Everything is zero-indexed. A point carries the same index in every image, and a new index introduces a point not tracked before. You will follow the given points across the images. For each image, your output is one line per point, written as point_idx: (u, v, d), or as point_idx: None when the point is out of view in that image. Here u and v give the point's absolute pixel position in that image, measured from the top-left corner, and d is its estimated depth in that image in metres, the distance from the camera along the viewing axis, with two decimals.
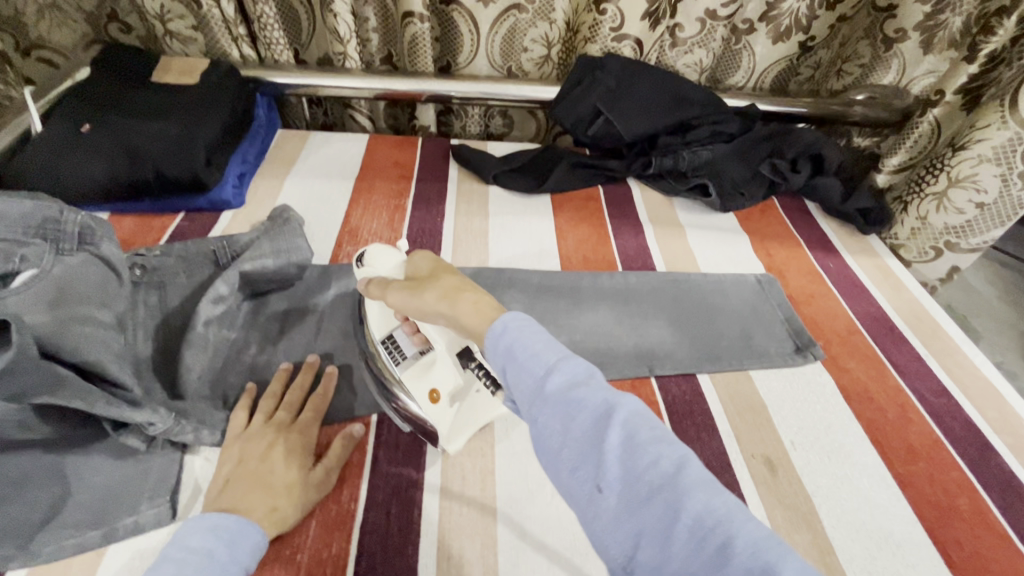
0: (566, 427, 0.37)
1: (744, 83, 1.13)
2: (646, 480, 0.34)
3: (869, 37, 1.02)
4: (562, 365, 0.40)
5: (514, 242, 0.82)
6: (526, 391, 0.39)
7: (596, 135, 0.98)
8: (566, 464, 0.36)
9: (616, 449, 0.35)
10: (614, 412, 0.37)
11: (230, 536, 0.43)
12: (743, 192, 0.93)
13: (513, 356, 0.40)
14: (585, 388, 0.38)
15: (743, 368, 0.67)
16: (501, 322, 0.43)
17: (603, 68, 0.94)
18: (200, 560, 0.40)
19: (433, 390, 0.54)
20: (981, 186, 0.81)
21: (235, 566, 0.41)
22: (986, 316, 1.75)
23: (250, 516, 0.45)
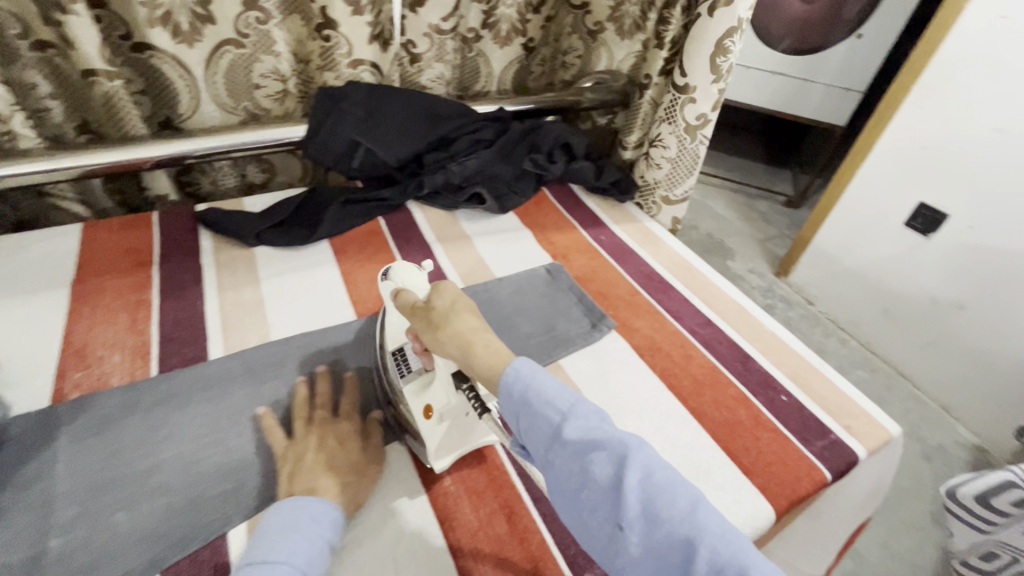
0: (586, 470, 0.42)
1: (489, 88, 1.20)
2: (666, 519, 0.39)
3: (577, 32, 1.18)
4: (580, 407, 0.45)
5: (298, 303, 0.74)
6: (543, 439, 0.44)
7: (361, 167, 0.94)
8: (593, 505, 0.42)
9: (637, 489, 0.40)
10: (628, 450, 0.42)
11: (311, 516, 0.49)
12: (515, 190, 0.98)
13: (533, 406, 0.45)
14: (599, 426, 0.43)
15: (553, 360, 0.70)
16: (516, 364, 0.47)
17: (346, 99, 0.91)
18: (292, 543, 0.46)
19: (428, 407, 0.57)
20: (665, 143, 0.94)
21: (322, 538, 0.48)
22: (734, 235, 2.17)
23: (320, 499, 0.51)
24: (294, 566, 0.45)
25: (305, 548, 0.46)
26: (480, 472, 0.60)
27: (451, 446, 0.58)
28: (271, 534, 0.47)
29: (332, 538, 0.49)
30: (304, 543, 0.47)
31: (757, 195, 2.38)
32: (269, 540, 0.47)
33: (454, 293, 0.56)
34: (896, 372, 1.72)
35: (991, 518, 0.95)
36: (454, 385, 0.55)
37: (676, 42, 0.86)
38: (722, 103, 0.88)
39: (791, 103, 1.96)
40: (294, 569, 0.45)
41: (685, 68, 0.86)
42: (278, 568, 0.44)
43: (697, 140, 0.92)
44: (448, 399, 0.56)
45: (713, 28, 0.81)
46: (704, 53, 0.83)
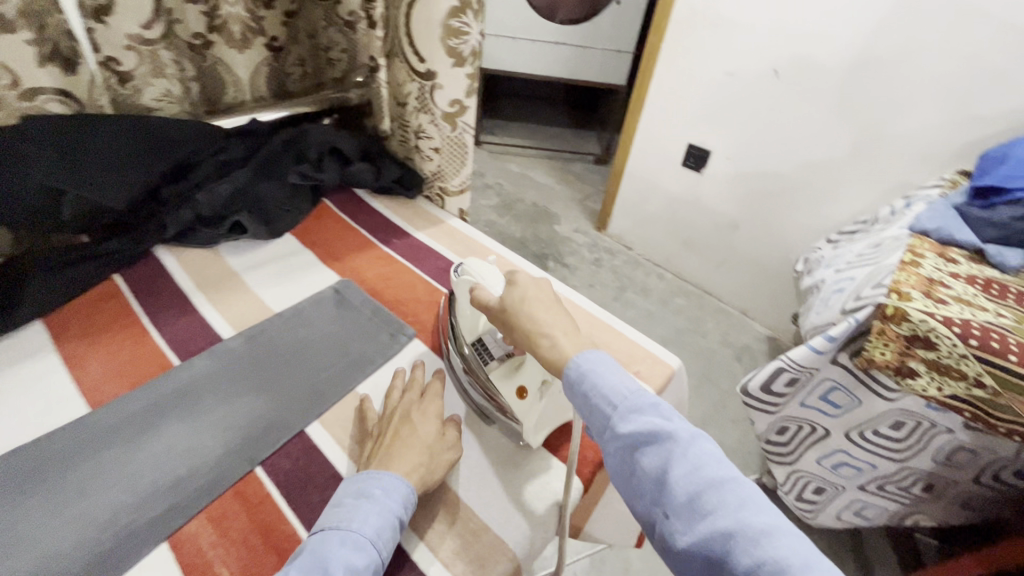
0: (637, 458, 0.46)
1: (242, 96, 1.07)
2: (712, 511, 0.41)
3: (332, 24, 1.07)
4: (634, 400, 0.48)
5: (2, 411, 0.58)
6: (602, 428, 0.49)
7: (77, 218, 0.75)
8: (641, 494, 0.45)
9: (683, 480, 0.43)
10: (678, 445, 0.44)
11: (384, 487, 0.49)
12: (289, 209, 0.88)
13: (591, 396, 0.49)
14: (653, 419, 0.46)
15: (349, 389, 0.64)
16: (581, 357, 0.52)
17: (27, 138, 0.72)
18: (360, 516, 0.46)
19: (522, 387, 0.61)
20: (429, 134, 0.92)
21: (394, 513, 0.48)
22: (556, 200, 2.29)
23: (395, 472, 0.51)
24: (364, 540, 0.45)
25: (373, 523, 0.46)
26: (242, 511, 0.52)
27: (546, 423, 0.61)
28: (345, 505, 0.48)
29: (403, 513, 0.49)
30: (375, 516, 0.46)
31: (569, 158, 2.53)
32: (341, 512, 0.47)
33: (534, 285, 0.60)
34: (705, 292, 1.98)
35: (774, 401, 1.15)
36: None
37: (404, 28, 0.84)
38: (471, 86, 0.88)
39: (574, 69, 2.09)
40: (363, 546, 0.44)
41: (421, 55, 0.84)
42: (348, 540, 0.44)
43: (458, 126, 0.91)
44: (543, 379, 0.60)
45: (432, 11, 0.79)
46: (435, 35, 0.81)
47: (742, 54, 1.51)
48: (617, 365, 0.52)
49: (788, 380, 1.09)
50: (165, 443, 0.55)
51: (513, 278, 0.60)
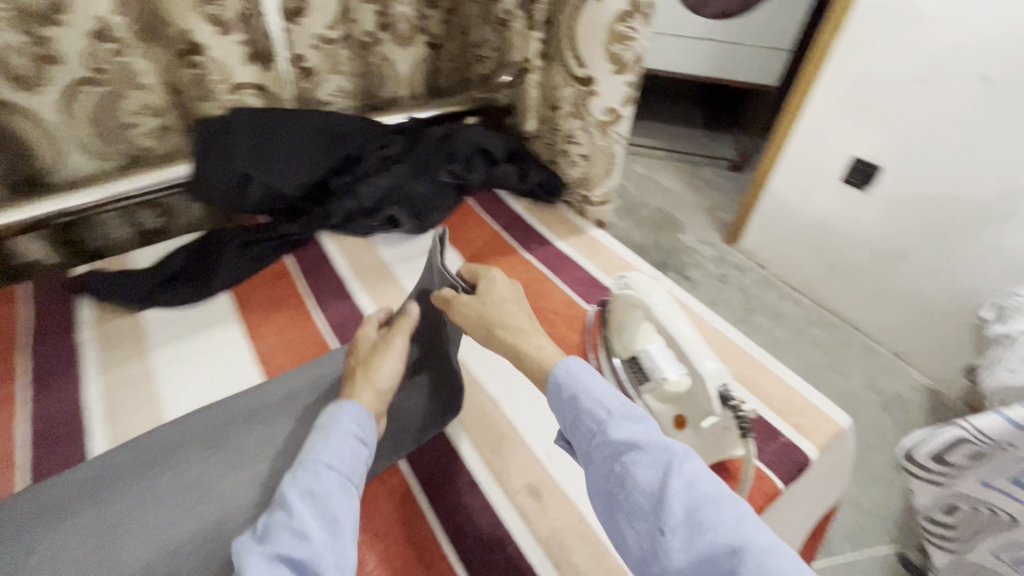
0: (625, 471, 0.43)
1: (399, 92, 1.11)
2: (712, 529, 0.38)
3: (486, 22, 1.09)
4: (629, 409, 0.46)
5: (195, 372, 0.66)
6: (589, 437, 0.46)
7: (260, 204, 0.84)
8: (632, 511, 0.42)
9: (680, 493, 0.40)
10: (672, 456, 0.42)
11: (338, 416, 0.51)
12: (436, 207, 0.90)
13: (579, 400, 0.47)
14: (645, 430, 0.45)
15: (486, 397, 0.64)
16: (571, 361, 0.51)
17: (232, 128, 0.82)
18: (321, 446, 0.49)
19: (681, 416, 0.55)
20: (579, 141, 0.90)
21: (353, 435, 0.50)
22: (682, 207, 2.16)
23: (349, 406, 0.52)
24: (333, 469, 0.47)
25: (337, 448, 0.49)
26: (390, 499, 0.55)
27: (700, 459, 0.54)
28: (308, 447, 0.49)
29: (363, 431, 0.51)
30: (334, 442, 0.49)
31: (701, 163, 2.36)
32: (305, 448, 0.49)
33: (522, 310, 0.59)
34: (850, 326, 1.74)
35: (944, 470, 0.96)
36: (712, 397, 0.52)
37: (566, 34, 0.83)
38: (630, 94, 0.82)
39: (722, 68, 1.92)
40: (336, 471, 0.47)
41: (582, 60, 0.82)
42: (320, 472, 0.47)
43: (609, 135, 0.86)
44: (701, 412, 0.53)
45: (601, 15, 0.76)
46: (601, 40, 0.78)
47: (941, 55, 1.28)
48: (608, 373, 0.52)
49: (971, 453, 0.91)
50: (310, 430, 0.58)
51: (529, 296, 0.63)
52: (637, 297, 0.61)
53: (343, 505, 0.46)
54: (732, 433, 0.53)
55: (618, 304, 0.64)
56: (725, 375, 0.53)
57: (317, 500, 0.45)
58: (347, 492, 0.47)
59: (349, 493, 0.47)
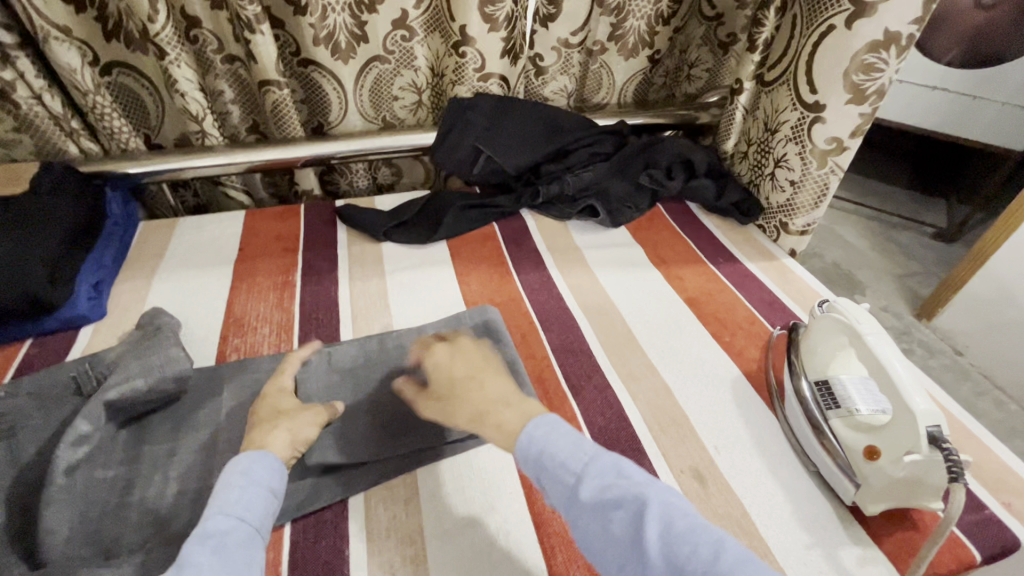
0: (605, 526, 0.41)
1: (609, 99, 1.19)
2: (693, 573, 0.37)
3: (707, 44, 1.14)
4: (595, 465, 0.43)
5: (416, 298, 0.80)
6: (563, 496, 0.43)
7: (481, 175, 0.98)
8: (622, 568, 0.40)
9: (657, 544, 0.39)
10: (644, 504, 0.41)
11: (245, 467, 0.48)
12: (630, 205, 0.97)
13: (543, 464, 0.44)
14: (616, 482, 0.43)
15: (661, 381, 0.67)
16: (528, 427, 0.46)
17: (474, 109, 0.96)
18: (227, 492, 0.46)
19: (874, 447, 0.54)
20: (790, 165, 0.88)
21: (263, 485, 0.47)
22: (865, 267, 1.94)
23: (252, 455, 0.49)
24: (233, 513, 0.44)
25: (246, 496, 0.46)
26: None
27: (891, 496, 0.52)
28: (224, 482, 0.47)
29: (275, 486, 0.48)
30: (243, 490, 0.46)
31: (897, 225, 2.11)
32: (208, 500, 0.46)
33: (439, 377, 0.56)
34: None
35: None
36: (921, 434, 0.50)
37: (803, 59, 0.81)
38: (859, 126, 0.81)
39: (955, 123, 1.70)
40: (244, 514, 0.44)
41: (814, 85, 0.80)
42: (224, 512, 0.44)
43: (826, 165, 0.85)
44: (902, 447, 0.51)
45: (850, 42, 0.75)
46: (842, 69, 0.77)
47: None
48: (563, 423, 0.47)
49: None
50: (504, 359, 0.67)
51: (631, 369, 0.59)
52: (841, 324, 0.60)
53: (244, 555, 0.42)
54: (936, 476, 0.50)
55: (816, 326, 0.64)
56: (937, 417, 0.50)
57: (232, 541, 0.42)
58: (252, 541, 0.44)
59: (258, 546, 0.44)
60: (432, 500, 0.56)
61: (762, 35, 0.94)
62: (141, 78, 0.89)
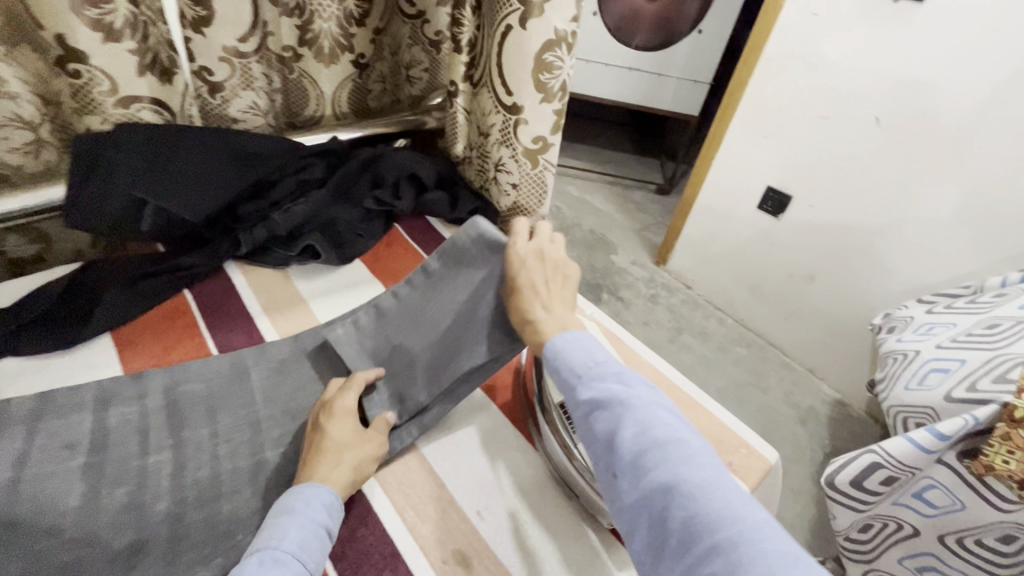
0: (591, 423, 0.47)
1: (322, 112, 1.04)
2: (654, 468, 0.42)
3: (416, 44, 1.06)
4: (598, 369, 0.49)
5: (43, 435, 0.54)
6: (570, 394, 0.50)
7: (153, 230, 0.75)
8: (597, 457, 0.46)
9: (630, 440, 0.44)
10: (627, 407, 0.45)
11: (304, 500, 0.48)
12: (360, 234, 0.85)
13: (558, 366, 0.51)
14: (611, 386, 0.47)
15: (412, 447, 0.59)
16: (555, 338, 0.53)
17: (115, 146, 0.71)
18: (283, 527, 0.46)
19: None
20: (508, 169, 0.87)
21: (316, 525, 0.47)
22: (614, 228, 2.20)
23: (318, 486, 0.49)
24: (281, 558, 0.43)
25: (301, 534, 0.46)
26: None
27: None
28: (274, 520, 0.47)
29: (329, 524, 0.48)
30: (299, 527, 0.46)
31: (631, 186, 2.43)
32: (254, 540, 0.46)
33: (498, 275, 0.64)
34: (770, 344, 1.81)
35: (865, 500, 0.96)
36: None
37: (493, 58, 0.78)
38: (557, 124, 0.82)
39: (649, 97, 1.99)
40: (292, 559, 0.44)
41: (510, 87, 0.79)
42: (266, 559, 0.43)
43: (539, 164, 0.85)
44: None
45: (527, 42, 0.73)
46: (528, 68, 0.76)
47: (841, 98, 1.35)
48: (591, 340, 0.53)
49: (886, 477, 0.92)
50: (458, 325, 0.63)
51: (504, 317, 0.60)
52: None
53: None
54: None
55: None
56: None
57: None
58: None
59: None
60: None
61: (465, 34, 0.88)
62: None
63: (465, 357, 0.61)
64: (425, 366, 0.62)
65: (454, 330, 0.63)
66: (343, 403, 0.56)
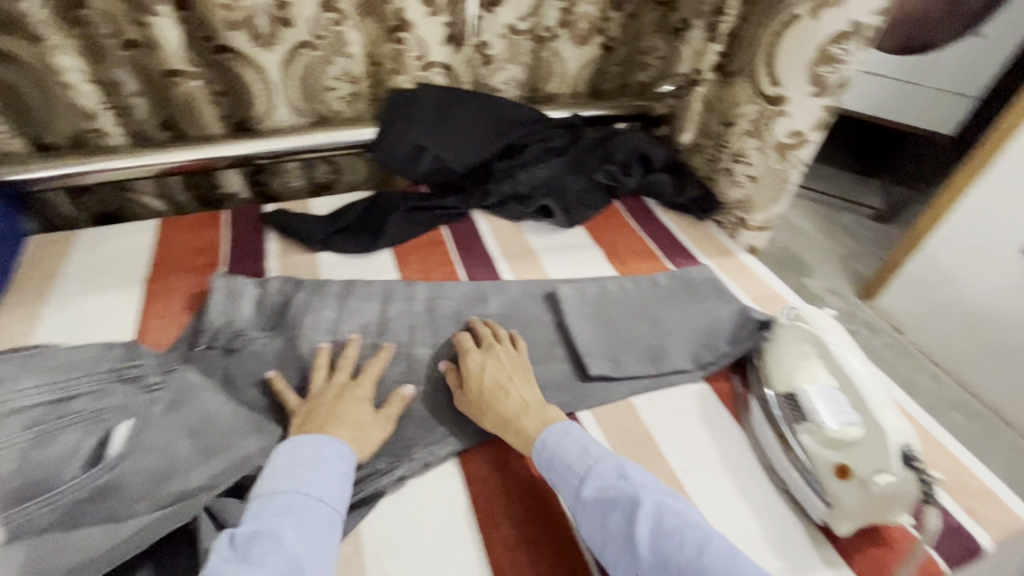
0: (603, 522, 0.49)
1: (561, 90, 1.11)
2: (675, 563, 0.44)
3: (661, 32, 1.08)
4: (597, 467, 0.52)
5: (347, 312, 0.69)
6: (570, 490, 0.52)
7: (425, 175, 0.89)
8: (613, 558, 0.48)
9: (646, 537, 0.47)
10: (637, 504, 0.48)
11: (317, 450, 0.52)
12: (587, 202, 0.92)
13: (554, 467, 0.53)
14: (616, 485, 0.50)
15: (626, 399, 0.64)
16: (544, 434, 0.55)
17: (416, 101, 0.88)
18: (303, 473, 0.50)
19: (841, 467, 0.52)
20: (749, 159, 0.86)
21: (337, 471, 0.51)
22: (814, 249, 1.88)
23: (331, 439, 0.53)
24: (311, 498, 0.48)
25: (327, 479, 0.50)
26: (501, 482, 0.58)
27: (859, 517, 0.50)
28: (282, 466, 0.51)
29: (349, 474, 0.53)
30: (323, 475, 0.50)
31: (843, 206, 2.07)
32: (264, 481, 0.50)
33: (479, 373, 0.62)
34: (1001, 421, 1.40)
35: None
36: (897, 458, 0.48)
37: (765, 48, 0.79)
38: (823, 118, 0.78)
39: (891, 107, 1.69)
40: (319, 502, 0.48)
41: (778, 77, 0.78)
42: (295, 498, 0.48)
43: (788, 159, 0.82)
44: (873, 468, 0.49)
45: (815, 33, 0.72)
46: (808, 58, 0.74)
47: None
48: (577, 431, 0.56)
49: None
50: (683, 321, 0.71)
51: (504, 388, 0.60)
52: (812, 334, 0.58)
53: (326, 539, 0.46)
54: (905, 501, 0.49)
55: (783, 334, 0.63)
56: (908, 435, 0.49)
57: (305, 520, 0.47)
58: (332, 519, 0.48)
59: (334, 527, 0.48)
60: (376, 556, 0.51)
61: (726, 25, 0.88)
62: (19, 69, 0.75)
63: (688, 346, 0.69)
64: (647, 342, 0.69)
65: (680, 323, 0.71)
66: (493, 375, 0.61)
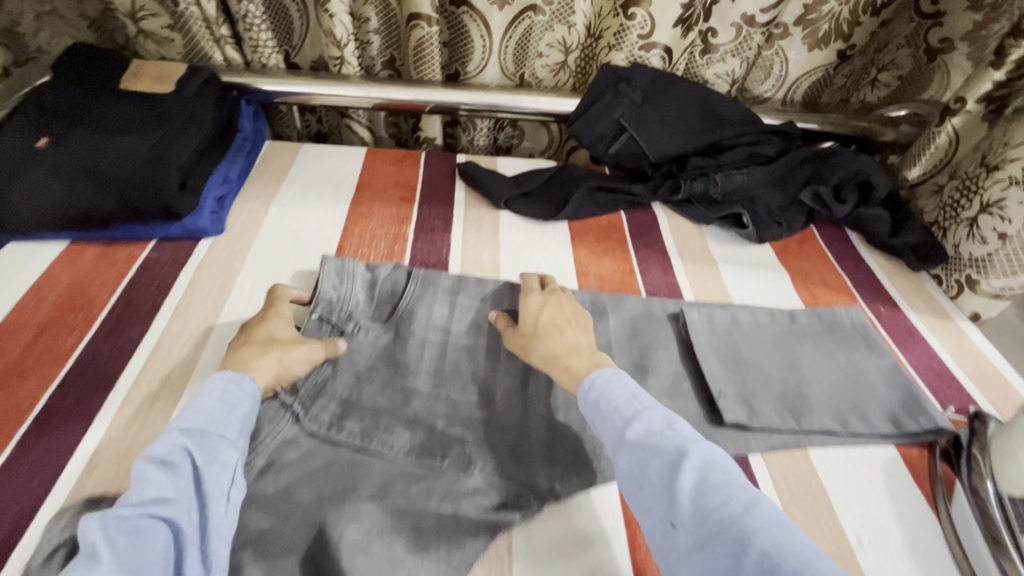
0: (643, 467, 0.45)
1: (773, 93, 1.02)
2: (717, 517, 0.40)
3: (909, 46, 0.93)
4: (643, 414, 0.48)
5: (458, 311, 0.66)
6: (611, 433, 0.48)
7: (617, 155, 0.87)
8: (649, 504, 0.44)
9: (691, 489, 0.42)
10: (686, 455, 0.44)
11: (222, 385, 0.50)
12: (781, 221, 0.83)
13: (600, 410, 0.50)
14: (662, 435, 0.46)
15: (799, 440, 0.58)
16: (592, 380, 0.52)
17: (628, 80, 0.84)
18: (199, 408, 0.47)
19: None
20: (1006, 214, 0.72)
21: (233, 406, 0.49)
22: None
23: (240, 371, 0.52)
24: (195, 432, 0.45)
25: (217, 412, 0.47)
26: None
27: None
28: (200, 401, 0.48)
29: (250, 412, 0.49)
30: (212, 409, 0.47)
31: None
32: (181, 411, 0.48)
33: (539, 307, 0.62)
34: None
35: None
36: None
37: None
38: None
39: None
40: (211, 434, 0.46)
41: None
42: (187, 432, 0.45)
43: None
44: None
45: None
46: None
47: None
48: (628, 381, 0.53)
49: None
50: (846, 379, 0.63)
51: (562, 325, 0.60)
52: None
53: (213, 464, 0.44)
54: None
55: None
56: None
57: (201, 453, 0.44)
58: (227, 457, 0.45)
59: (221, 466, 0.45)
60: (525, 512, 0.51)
61: (1019, 51, 0.72)
62: None
63: (833, 403, 0.61)
64: (785, 389, 0.62)
65: (820, 368, 0.64)
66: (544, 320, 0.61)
